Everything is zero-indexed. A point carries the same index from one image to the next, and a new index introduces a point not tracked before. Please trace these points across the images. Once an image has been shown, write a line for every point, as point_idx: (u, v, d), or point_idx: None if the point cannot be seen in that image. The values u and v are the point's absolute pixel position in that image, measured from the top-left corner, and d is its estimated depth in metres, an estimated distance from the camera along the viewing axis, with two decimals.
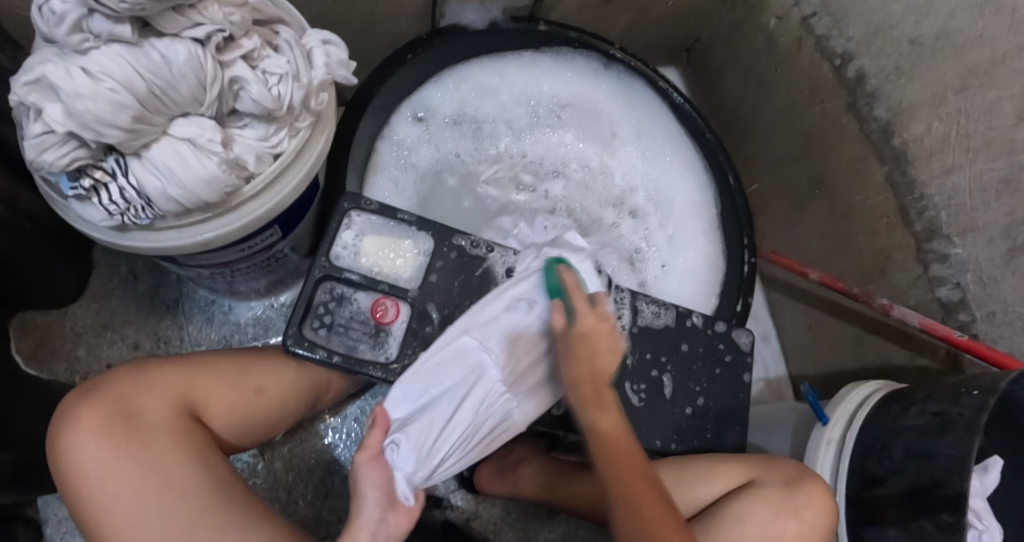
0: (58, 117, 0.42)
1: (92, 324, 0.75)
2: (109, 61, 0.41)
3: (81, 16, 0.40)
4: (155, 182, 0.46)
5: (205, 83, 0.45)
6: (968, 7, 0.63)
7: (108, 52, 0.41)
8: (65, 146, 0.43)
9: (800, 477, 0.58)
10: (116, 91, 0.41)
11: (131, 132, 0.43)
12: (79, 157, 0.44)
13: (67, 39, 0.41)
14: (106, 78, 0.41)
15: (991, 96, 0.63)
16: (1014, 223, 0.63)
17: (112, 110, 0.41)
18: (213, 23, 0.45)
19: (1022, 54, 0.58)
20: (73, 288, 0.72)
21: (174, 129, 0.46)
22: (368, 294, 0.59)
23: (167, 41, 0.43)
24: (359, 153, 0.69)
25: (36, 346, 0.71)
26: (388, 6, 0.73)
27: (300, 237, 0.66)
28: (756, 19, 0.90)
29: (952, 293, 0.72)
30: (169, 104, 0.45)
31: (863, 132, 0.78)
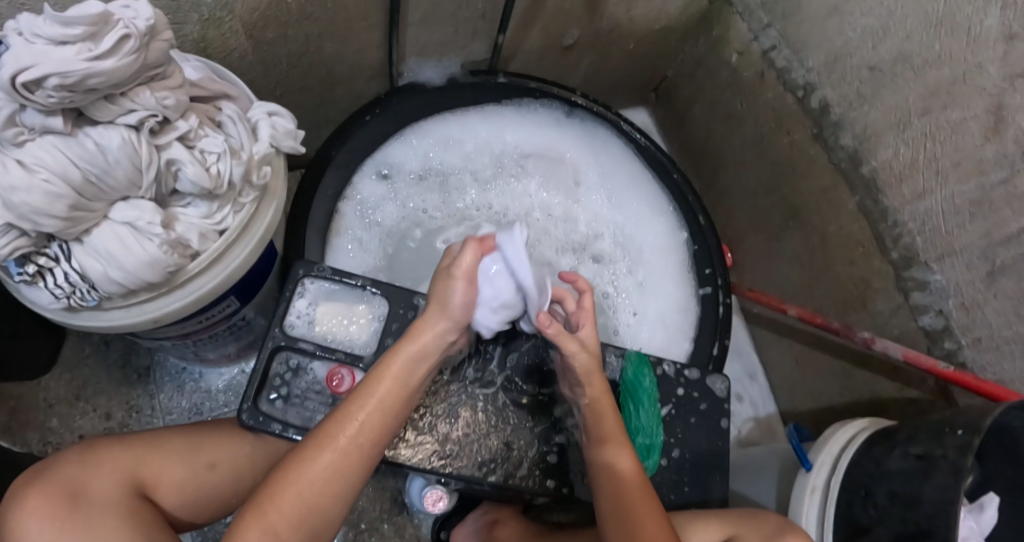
0: None
1: (65, 394, 0.74)
2: (43, 154, 0.42)
3: (14, 111, 0.41)
4: (97, 267, 0.46)
5: (141, 167, 0.46)
6: (923, 29, 0.63)
7: (42, 144, 0.42)
8: (4, 237, 0.43)
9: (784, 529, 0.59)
10: (50, 182, 0.42)
11: (69, 220, 0.44)
12: (20, 246, 0.44)
13: (3, 134, 0.41)
14: (41, 169, 0.42)
15: (954, 117, 0.62)
16: (991, 245, 0.62)
17: (47, 200, 0.42)
18: (146, 108, 0.45)
19: (981, 73, 0.58)
20: (48, 357, 0.72)
21: (114, 214, 0.46)
22: (324, 362, 0.59)
23: (101, 129, 0.43)
24: (319, 216, 0.70)
25: (9, 417, 0.70)
26: (344, 68, 0.75)
27: (262, 303, 0.67)
28: (717, 54, 0.90)
29: (935, 321, 0.69)
30: (107, 190, 0.45)
31: (831, 162, 0.77)
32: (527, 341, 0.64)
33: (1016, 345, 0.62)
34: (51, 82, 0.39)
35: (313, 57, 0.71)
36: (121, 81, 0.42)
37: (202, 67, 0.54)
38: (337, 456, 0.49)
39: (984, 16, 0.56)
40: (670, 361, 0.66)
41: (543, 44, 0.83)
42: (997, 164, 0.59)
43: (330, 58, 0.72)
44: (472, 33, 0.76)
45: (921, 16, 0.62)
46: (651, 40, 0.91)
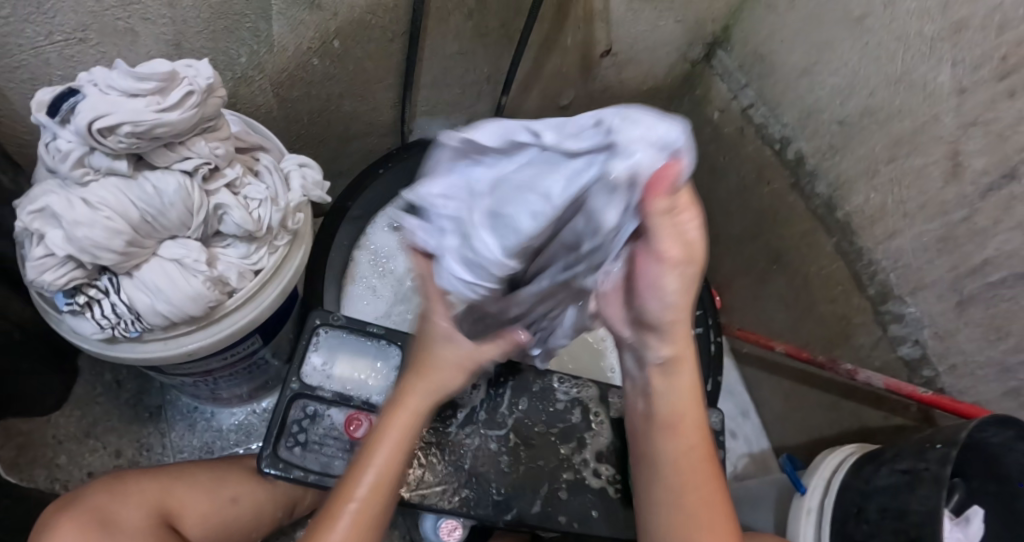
0: (59, 242, 0.46)
1: (75, 432, 0.76)
2: (107, 195, 0.47)
3: (84, 154, 0.47)
4: (145, 299, 0.50)
5: (192, 209, 0.51)
6: (885, 87, 0.71)
7: (104, 184, 0.47)
8: (63, 268, 0.48)
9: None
10: (112, 219, 0.47)
11: (125, 255, 0.48)
12: (75, 278, 0.48)
13: (71, 173, 0.47)
14: (104, 208, 0.47)
15: (917, 163, 0.69)
16: (958, 277, 0.68)
17: (108, 236, 0.46)
18: (199, 156, 0.51)
19: (938, 122, 0.65)
20: (58, 395, 0.75)
21: (163, 251, 0.51)
22: (341, 409, 0.61)
23: (159, 174, 0.49)
24: (336, 261, 0.75)
25: (18, 453, 0.73)
26: (359, 124, 0.82)
27: (279, 342, 0.70)
28: (701, 113, 0.99)
29: (912, 351, 0.74)
30: (159, 229, 0.50)
31: (810, 207, 0.84)
32: (537, 384, 0.66)
33: (988, 369, 0.67)
34: (124, 129, 0.45)
35: (335, 114, 0.78)
36: (182, 131, 0.48)
37: (240, 121, 0.60)
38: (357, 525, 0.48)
39: (944, 75, 0.64)
40: None
41: (542, 104, 0.91)
42: (958, 203, 0.65)
43: (349, 114, 0.79)
44: (478, 93, 0.85)
45: (883, 76, 0.71)
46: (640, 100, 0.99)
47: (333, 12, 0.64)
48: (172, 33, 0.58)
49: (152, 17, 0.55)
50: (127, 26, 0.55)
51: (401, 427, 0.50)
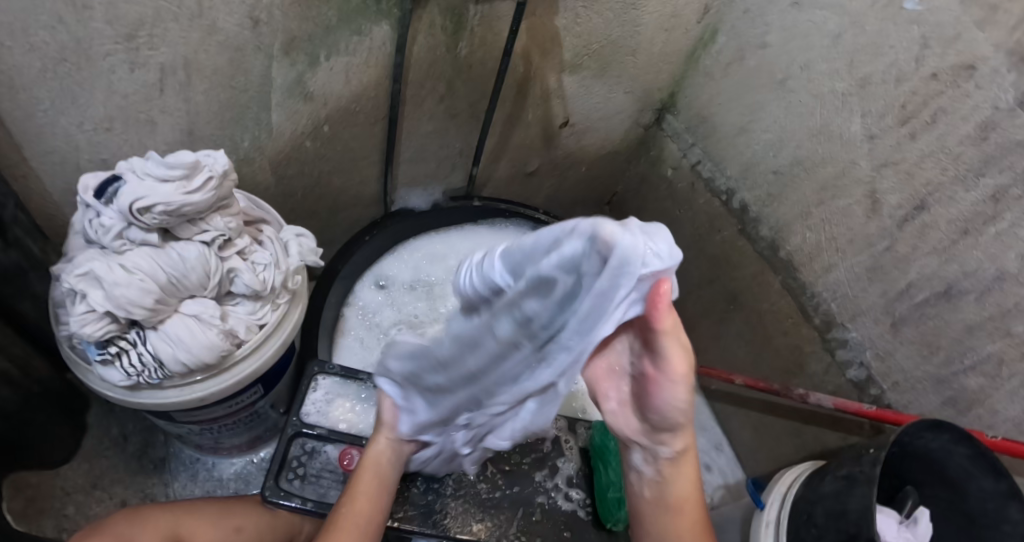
0: (100, 300, 0.55)
1: (82, 483, 0.83)
2: (142, 260, 0.56)
3: (122, 228, 0.56)
4: (167, 349, 0.57)
5: (209, 273, 0.59)
6: (809, 140, 0.81)
7: (140, 252, 0.56)
8: (101, 322, 0.55)
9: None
10: (145, 281, 0.55)
11: (153, 311, 0.56)
12: (110, 331, 0.56)
13: (111, 243, 0.56)
14: (138, 271, 0.55)
15: (842, 204, 0.78)
16: (889, 301, 0.75)
17: (140, 294, 0.55)
18: (216, 230, 0.60)
19: (857, 167, 0.75)
20: (68, 448, 0.82)
21: (184, 307, 0.59)
22: (335, 445, 0.68)
23: (183, 244, 0.58)
24: (326, 320, 0.82)
25: (26, 504, 0.79)
26: (348, 197, 0.93)
27: (278, 394, 0.77)
28: (657, 171, 1.10)
29: (859, 373, 0.80)
30: (180, 289, 0.58)
31: (756, 249, 0.93)
32: None
33: (926, 383, 0.73)
34: (157, 208, 0.54)
35: (327, 188, 0.89)
36: (203, 209, 0.58)
37: (247, 199, 0.69)
38: None
39: (856, 125, 0.74)
40: None
41: (512, 172, 1.03)
42: (881, 234, 0.74)
43: (339, 189, 0.91)
44: (453, 165, 0.96)
45: (806, 130, 0.81)
46: (600, 162, 1.11)
47: (324, 101, 0.77)
48: (185, 123, 0.69)
49: (170, 110, 0.67)
50: (147, 118, 0.66)
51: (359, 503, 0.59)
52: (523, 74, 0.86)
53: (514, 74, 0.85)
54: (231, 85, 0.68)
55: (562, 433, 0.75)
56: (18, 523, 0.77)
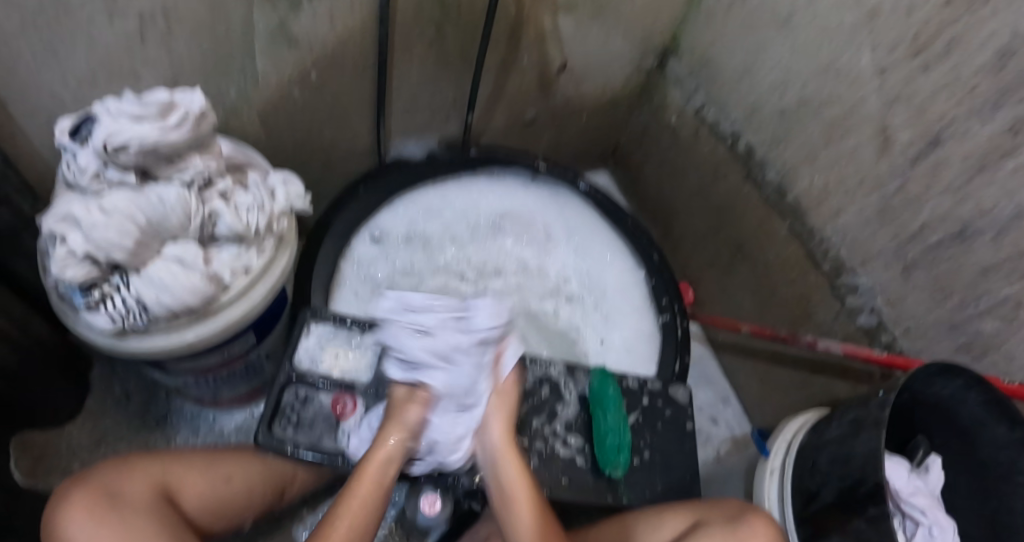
0: (79, 242, 0.52)
1: (87, 441, 0.83)
2: (120, 201, 0.53)
3: (99, 169, 0.54)
4: (150, 293, 0.55)
5: (190, 214, 0.57)
6: (816, 76, 0.76)
7: (118, 194, 0.54)
8: (82, 265, 0.53)
9: (740, 513, 0.63)
10: (124, 221, 0.53)
11: (133, 253, 0.54)
12: (91, 274, 0.54)
13: (88, 185, 0.54)
14: (116, 213, 0.53)
15: (851, 143, 0.74)
16: (901, 244, 0.72)
17: (119, 235, 0.53)
18: (195, 170, 0.58)
19: (865, 103, 0.71)
20: (72, 407, 0.82)
21: (166, 251, 0.57)
22: (330, 392, 0.67)
23: (162, 184, 0.56)
24: (321, 279, 0.80)
25: (35, 462, 0.79)
26: (340, 149, 0.91)
27: (274, 344, 0.76)
28: (660, 120, 1.06)
29: (869, 319, 0.77)
30: (162, 232, 0.56)
31: (762, 195, 0.89)
32: None
33: (938, 328, 0.70)
34: (131, 146, 0.52)
35: (317, 140, 0.87)
36: (180, 148, 0.56)
37: (232, 145, 0.67)
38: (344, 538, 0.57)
39: (865, 57, 0.69)
40: (633, 377, 0.75)
41: (508, 121, 1.00)
42: (892, 173, 0.70)
43: (330, 141, 0.88)
44: (447, 115, 0.93)
45: (813, 67, 0.76)
46: (600, 111, 1.07)
47: (309, 48, 0.73)
48: (170, 75, 0.67)
49: (153, 62, 0.65)
50: (131, 70, 0.64)
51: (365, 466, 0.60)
52: (515, 15, 0.81)
53: (505, 16, 0.81)
54: (212, 31, 0.65)
55: (560, 375, 0.73)
56: (26, 480, 0.77)
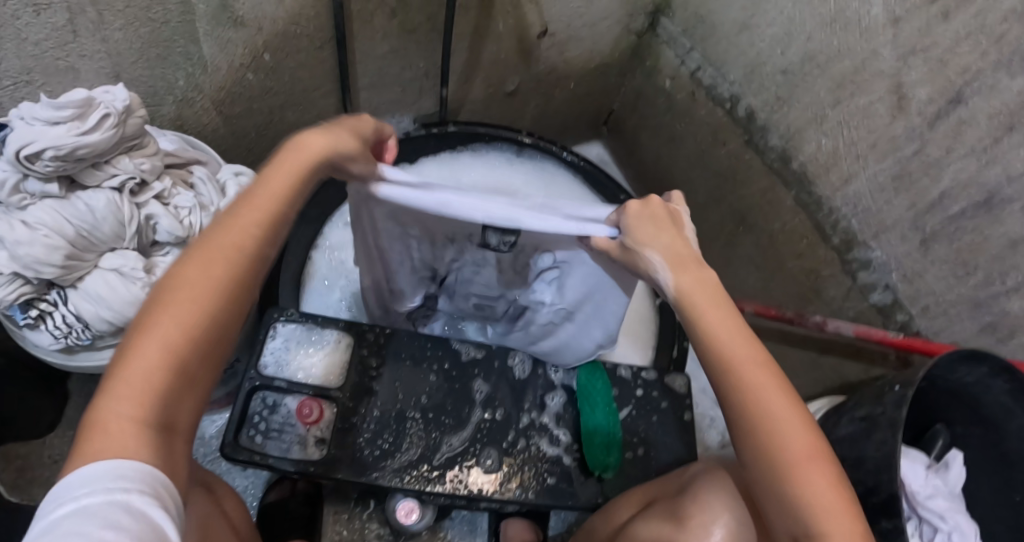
0: (4, 261, 0.49)
1: (68, 450, 0.81)
2: (43, 213, 0.49)
3: (18, 180, 0.49)
4: (90, 308, 0.52)
5: (124, 222, 0.52)
6: (821, 29, 0.68)
7: (42, 206, 0.50)
8: (11, 285, 0.50)
9: (693, 481, 0.58)
10: (49, 237, 0.49)
11: (66, 268, 0.50)
12: (24, 293, 0.50)
13: (8, 200, 0.49)
14: (41, 227, 0.49)
15: (862, 103, 0.66)
16: (918, 215, 0.65)
17: (46, 252, 0.49)
18: (126, 172, 0.53)
19: (878, 58, 0.63)
20: (50, 417, 0.80)
21: (104, 263, 0.53)
22: (295, 397, 0.64)
23: (90, 192, 0.51)
24: (291, 268, 0.76)
25: (17, 475, 0.78)
26: (308, 132, 0.85)
27: (241, 346, 0.71)
28: (653, 82, 0.98)
29: (884, 296, 0.71)
30: (96, 243, 0.52)
31: (765, 162, 0.82)
32: (499, 355, 0.68)
33: (961, 307, 0.64)
34: (48, 154, 0.47)
35: (279, 125, 0.81)
36: (105, 151, 0.50)
37: (178, 139, 0.61)
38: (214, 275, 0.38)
39: (875, 5, 0.61)
40: (626, 366, 0.71)
41: (487, 91, 0.93)
42: (908, 135, 0.62)
43: (295, 124, 0.82)
44: (420, 89, 0.87)
45: (817, 17, 0.68)
46: (589, 75, 0.99)
47: (258, 28, 0.66)
48: (110, 66, 0.61)
49: (89, 54, 0.58)
50: (67, 65, 0.58)
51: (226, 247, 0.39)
52: None
53: None
54: (147, 16, 0.59)
55: (547, 361, 0.69)
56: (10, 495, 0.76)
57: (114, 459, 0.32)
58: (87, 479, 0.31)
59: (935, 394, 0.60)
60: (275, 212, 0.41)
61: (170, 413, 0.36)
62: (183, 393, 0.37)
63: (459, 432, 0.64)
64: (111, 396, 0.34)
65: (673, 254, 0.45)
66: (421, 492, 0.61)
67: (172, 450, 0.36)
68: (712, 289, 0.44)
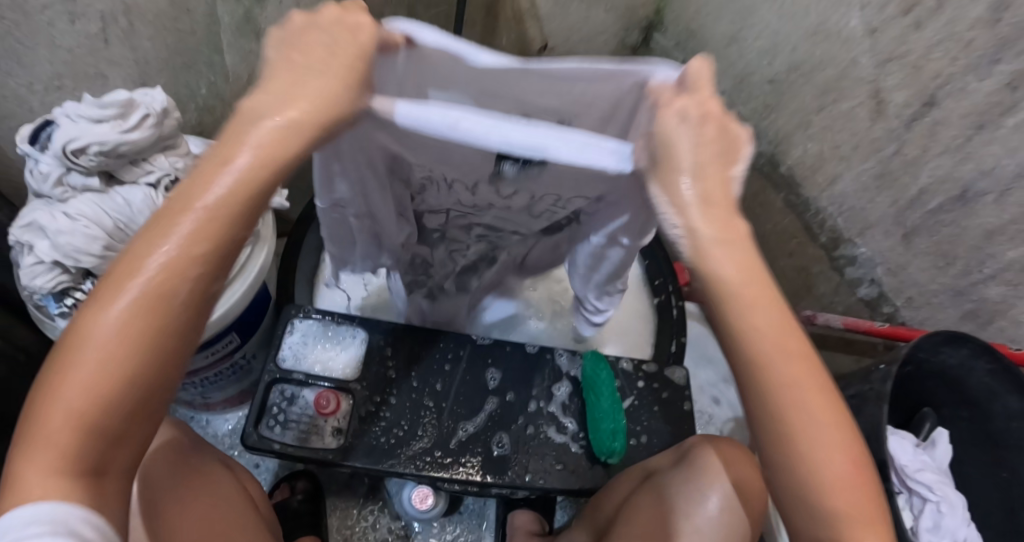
0: (47, 251, 0.51)
1: None
2: (84, 206, 0.52)
3: (62, 174, 0.52)
4: None
5: None
6: (805, 41, 0.73)
7: (83, 199, 0.53)
8: (51, 273, 0.52)
9: (685, 455, 0.63)
10: (89, 227, 0.52)
11: (104, 259, 0.53)
12: (61, 281, 0.52)
13: (52, 192, 0.52)
14: (82, 219, 0.52)
15: (845, 108, 0.71)
16: (900, 211, 0.69)
17: (87, 242, 0.51)
18: (161, 170, 0.56)
19: (857, 65, 0.68)
20: None
21: None
22: (313, 389, 0.66)
23: (127, 187, 0.55)
24: (304, 268, 0.79)
25: None
26: None
27: (259, 344, 0.72)
28: None
29: (871, 290, 0.77)
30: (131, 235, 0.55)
31: (756, 166, 0.86)
32: (509, 348, 0.71)
33: (942, 296, 0.69)
34: (91, 149, 0.50)
35: None
36: (143, 148, 0.54)
37: (203, 143, 0.64)
38: (145, 303, 0.31)
39: (856, 17, 0.66)
40: (627, 360, 0.74)
41: None
42: (888, 137, 0.67)
43: None
44: None
45: (801, 30, 0.73)
46: None
47: None
48: (137, 74, 0.64)
49: (118, 61, 0.61)
50: (96, 71, 0.61)
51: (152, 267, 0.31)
52: None
53: None
54: (175, 28, 0.62)
55: (553, 353, 0.72)
56: None
57: (55, 502, 0.32)
58: (36, 515, 0.32)
59: (923, 378, 0.64)
60: (218, 229, 0.32)
61: (105, 458, 0.34)
62: (133, 434, 0.34)
63: (473, 419, 0.66)
64: (37, 440, 0.32)
65: (711, 208, 0.35)
66: (436, 478, 0.63)
67: (111, 485, 0.35)
68: (743, 253, 0.35)
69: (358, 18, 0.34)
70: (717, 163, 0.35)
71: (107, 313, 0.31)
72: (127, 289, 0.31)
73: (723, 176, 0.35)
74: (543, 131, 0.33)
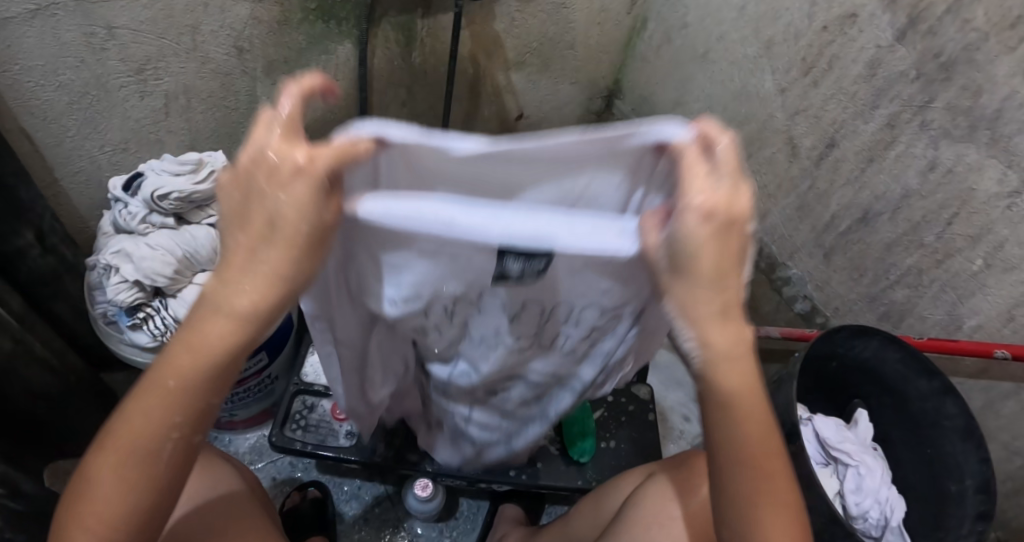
0: (130, 271, 0.64)
1: None
2: (162, 237, 0.66)
3: (146, 214, 0.67)
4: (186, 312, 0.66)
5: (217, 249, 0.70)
6: (731, 102, 0.90)
7: (161, 233, 0.67)
8: (131, 290, 0.65)
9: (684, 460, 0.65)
10: (166, 254, 0.65)
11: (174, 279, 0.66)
12: (138, 297, 0.65)
13: (138, 228, 0.67)
14: (160, 247, 0.65)
15: (766, 155, 0.86)
16: (818, 236, 0.82)
17: (162, 265, 0.65)
18: None
19: (773, 119, 0.83)
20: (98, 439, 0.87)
21: (198, 279, 0.68)
22: (330, 399, 0.77)
23: (194, 226, 0.69)
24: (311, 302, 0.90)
25: None
26: None
27: (284, 364, 0.83)
28: None
29: (805, 304, 0.88)
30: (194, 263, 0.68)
31: None
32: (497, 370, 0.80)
33: (860, 303, 0.80)
34: (173, 195, 0.66)
35: None
36: (209, 197, 0.69)
37: None
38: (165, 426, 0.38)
39: (767, 82, 0.82)
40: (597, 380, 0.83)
41: None
42: (802, 174, 0.81)
43: None
44: None
45: (728, 94, 0.90)
46: None
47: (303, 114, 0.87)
48: (187, 140, 0.79)
49: (174, 130, 0.76)
50: (156, 138, 0.76)
51: (167, 395, 0.38)
52: (472, 75, 0.97)
53: (464, 74, 0.96)
54: (223, 105, 0.78)
55: None
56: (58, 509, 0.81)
57: None
58: None
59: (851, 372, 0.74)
60: (210, 357, 0.36)
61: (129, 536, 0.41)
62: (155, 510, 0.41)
63: None
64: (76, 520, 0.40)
65: (701, 289, 0.32)
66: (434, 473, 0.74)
67: None
68: (733, 327, 0.34)
69: (296, 156, 0.29)
70: (717, 238, 0.30)
71: (136, 428, 0.38)
72: (148, 411, 0.38)
73: (722, 248, 0.31)
74: (560, 216, 0.28)
